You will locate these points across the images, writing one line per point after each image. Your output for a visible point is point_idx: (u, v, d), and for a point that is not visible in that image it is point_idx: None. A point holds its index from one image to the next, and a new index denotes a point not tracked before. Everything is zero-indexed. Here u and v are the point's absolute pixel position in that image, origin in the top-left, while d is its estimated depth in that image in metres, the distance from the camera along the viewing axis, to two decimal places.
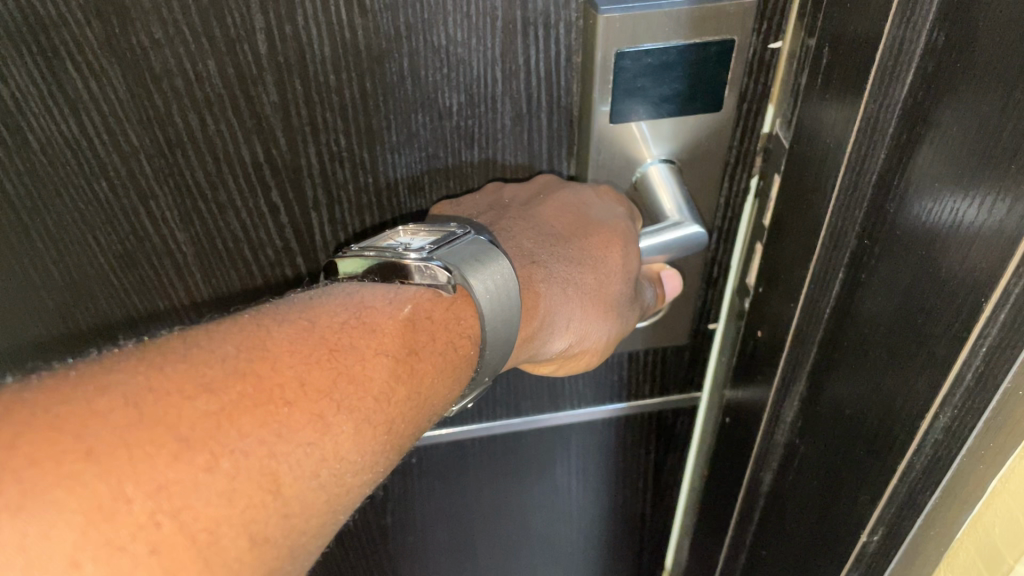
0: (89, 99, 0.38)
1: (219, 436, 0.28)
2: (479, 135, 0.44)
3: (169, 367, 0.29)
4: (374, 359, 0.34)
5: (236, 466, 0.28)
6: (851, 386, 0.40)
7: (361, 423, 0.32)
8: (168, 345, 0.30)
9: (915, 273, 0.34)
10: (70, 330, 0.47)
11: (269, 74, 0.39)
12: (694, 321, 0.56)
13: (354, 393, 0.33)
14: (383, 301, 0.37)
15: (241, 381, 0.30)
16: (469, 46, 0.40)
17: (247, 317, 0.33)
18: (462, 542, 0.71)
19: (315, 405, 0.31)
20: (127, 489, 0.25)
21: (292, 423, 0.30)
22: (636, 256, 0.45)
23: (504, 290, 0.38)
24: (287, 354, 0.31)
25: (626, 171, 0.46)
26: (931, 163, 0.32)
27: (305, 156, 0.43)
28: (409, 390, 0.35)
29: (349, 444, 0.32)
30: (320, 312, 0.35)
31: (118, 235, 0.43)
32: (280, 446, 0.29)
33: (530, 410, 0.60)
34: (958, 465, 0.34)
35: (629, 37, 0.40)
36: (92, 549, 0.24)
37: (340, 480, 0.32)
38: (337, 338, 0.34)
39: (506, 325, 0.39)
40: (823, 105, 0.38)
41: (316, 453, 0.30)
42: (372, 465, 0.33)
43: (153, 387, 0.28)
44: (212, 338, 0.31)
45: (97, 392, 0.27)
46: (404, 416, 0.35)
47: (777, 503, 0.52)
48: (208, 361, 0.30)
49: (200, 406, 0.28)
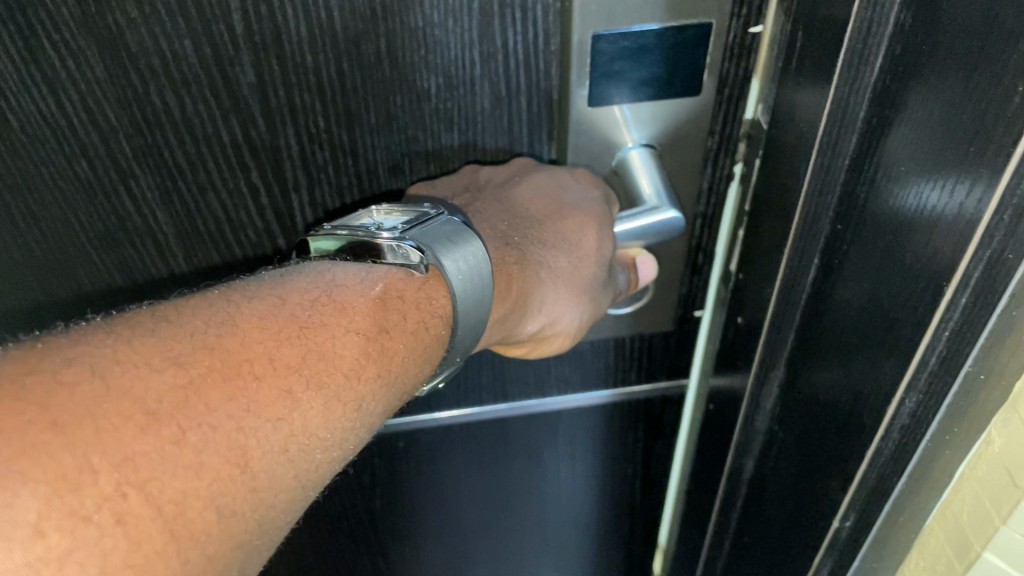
0: (68, 79, 0.38)
1: (186, 409, 0.28)
2: (459, 118, 0.44)
3: (136, 341, 0.29)
4: (345, 337, 0.34)
5: (203, 439, 0.28)
6: (825, 373, 0.40)
7: (331, 399, 0.33)
8: (135, 319, 0.31)
9: (883, 258, 0.34)
10: (50, 302, 0.47)
11: (247, 54, 0.39)
12: (679, 308, 0.55)
13: (325, 368, 0.33)
14: (355, 280, 0.37)
15: (209, 355, 0.30)
16: (446, 27, 0.40)
17: (216, 292, 0.34)
18: (452, 526, 0.71)
19: (283, 380, 0.31)
20: (93, 460, 0.25)
21: (260, 397, 0.30)
22: (612, 239, 0.46)
23: (475, 272, 0.38)
24: (255, 329, 0.32)
25: (606, 155, 0.46)
26: (900, 147, 0.32)
27: (284, 137, 0.43)
28: (380, 368, 0.35)
29: (318, 420, 0.32)
30: (291, 290, 0.35)
31: (100, 215, 0.44)
32: (248, 420, 0.30)
33: (517, 395, 0.60)
34: (922, 454, 0.35)
35: (605, 19, 0.39)
36: (56, 518, 0.24)
37: (309, 455, 0.32)
38: (307, 316, 0.34)
39: (476, 306, 0.39)
40: (796, 89, 0.38)
41: (284, 428, 0.31)
42: (342, 440, 0.33)
43: (119, 359, 0.28)
44: (180, 313, 0.31)
45: (63, 363, 0.27)
46: (375, 396, 0.35)
47: (758, 490, 0.52)
48: (175, 335, 0.30)
49: (166, 379, 0.28)
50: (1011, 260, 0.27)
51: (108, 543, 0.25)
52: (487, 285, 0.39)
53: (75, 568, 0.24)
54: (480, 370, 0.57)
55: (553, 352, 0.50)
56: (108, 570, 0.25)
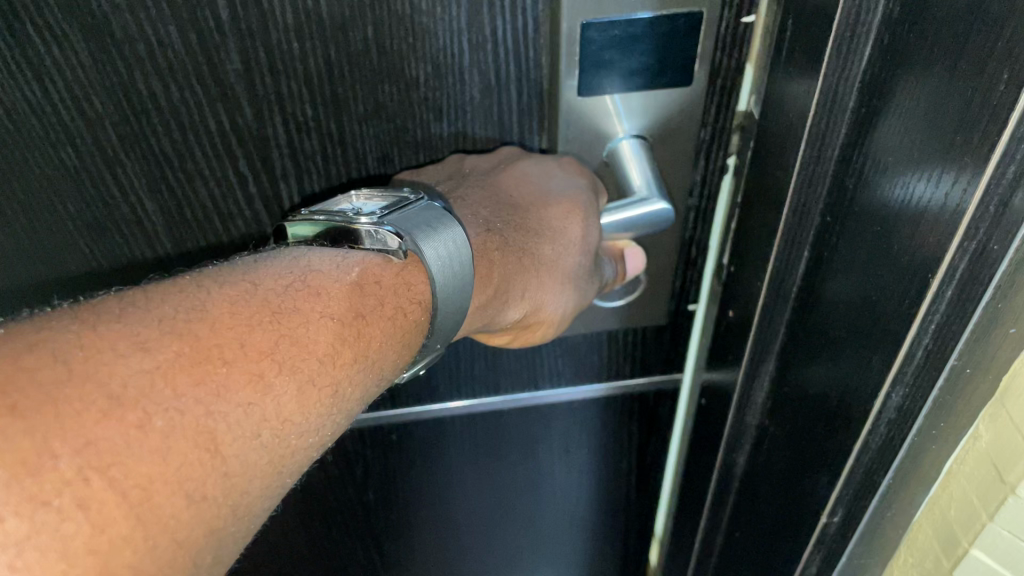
0: (51, 64, 0.38)
1: (152, 394, 0.28)
2: (447, 107, 0.44)
3: (103, 326, 0.29)
4: (319, 322, 0.34)
5: (171, 423, 0.28)
6: (817, 367, 0.39)
7: (305, 384, 0.32)
8: (105, 304, 0.30)
9: (871, 250, 0.33)
10: (34, 285, 0.46)
11: (232, 41, 0.39)
12: (672, 300, 0.55)
13: (299, 354, 0.33)
14: (330, 266, 0.36)
15: (177, 340, 0.29)
16: (434, 15, 0.40)
17: (190, 276, 0.33)
18: (445, 518, 0.71)
19: (255, 364, 0.31)
20: (53, 445, 0.25)
21: (230, 383, 0.30)
22: (597, 227, 0.46)
23: (454, 259, 0.38)
24: (229, 314, 0.32)
25: (596, 145, 0.46)
26: (888, 137, 0.31)
27: (271, 125, 0.42)
28: (356, 353, 0.35)
29: (293, 405, 0.32)
30: (264, 275, 0.34)
31: (86, 202, 0.43)
32: (218, 405, 0.29)
33: (509, 388, 0.60)
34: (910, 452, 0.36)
35: (595, 6, 0.39)
36: (13, 502, 0.23)
37: (283, 441, 0.32)
38: (279, 302, 0.33)
39: (457, 294, 0.39)
40: (787, 80, 0.37)
41: (256, 413, 0.30)
42: (318, 426, 0.33)
43: (85, 344, 0.27)
44: (151, 297, 0.31)
45: (27, 347, 0.26)
46: (352, 382, 0.35)
47: (751, 482, 0.52)
48: (145, 320, 0.30)
49: (134, 364, 0.28)
50: (994, 250, 0.28)
51: (68, 527, 0.24)
52: (467, 273, 0.39)
53: (34, 554, 0.24)
54: (471, 362, 0.57)
55: (538, 340, 0.50)
56: (68, 556, 0.24)
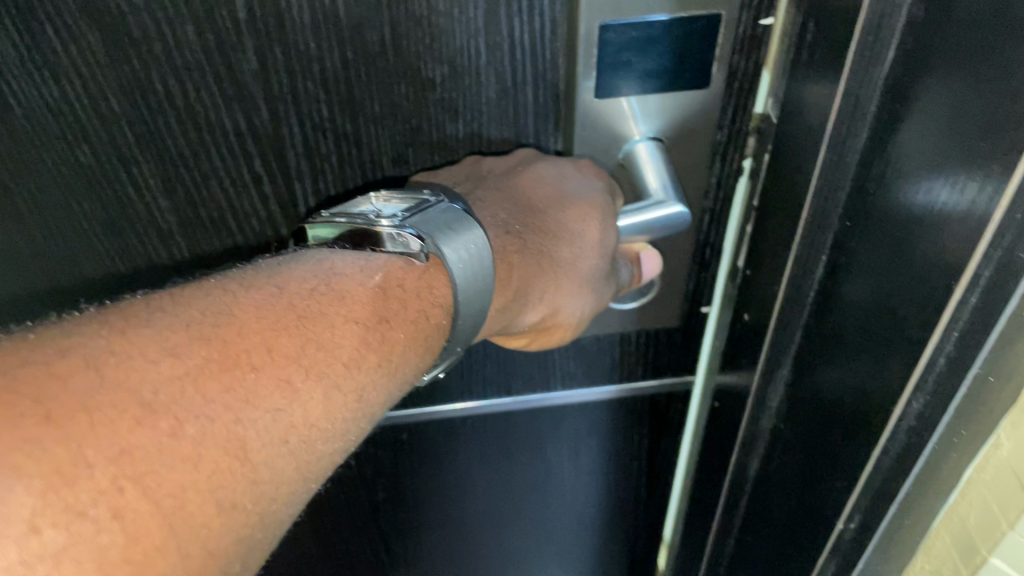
0: (69, 64, 0.38)
1: (183, 401, 0.28)
2: (464, 108, 0.43)
3: (132, 330, 0.29)
4: (344, 327, 0.34)
5: (201, 431, 0.28)
6: (833, 371, 0.39)
7: (331, 390, 0.32)
8: (132, 308, 0.30)
9: (893, 255, 0.33)
10: (53, 287, 0.47)
11: (249, 40, 0.39)
12: (687, 303, 0.55)
13: (322, 359, 0.33)
14: (354, 269, 0.36)
15: (205, 345, 0.29)
16: (451, 15, 0.39)
17: (213, 280, 0.33)
18: (455, 518, 0.71)
19: (282, 370, 0.31)
20: (88, 455, 0.25)
21: (259, 388, 0.30)
22: (614, 230, 0.46)
23: (476, 261, 0.38)
24: (254, 320, 0.32)
25: (613, 147, 0.45)
26: (911, 141, 0.31)
27: (287, 125, 0.42)
28: (380, 357, 0.35)
29: (319, 411, 0.32)
30: (287, 279, 0.34)
31: (101, 201, 0.43)
32: (247, 411, 0.29)
33: (521, 389, 0.60)
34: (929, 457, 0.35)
35: (612, 8, 0.39)
36: (51, 514, 0.23)
37: (310, 447, 0.31)
38: (305, 305, 0.33)
39: (478, 296, 0.39)
40: (806, 82, 0.37)
41: (283, 420, 0.30)
42: (343, 432, 0.33)
43: (114, 351, 0.27)
44: (178, 301, 0.31)
45: (59, 353, 0.27)
46: (375, 386, 0.34)
47: (761, 489, 0.51)
48: (172, 326, 0.29)
49: (164, 369, 0.28)
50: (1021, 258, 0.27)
51: (106, 538, 0.24)
52: (488, 276, 0.39)
53: (71, 566, 0.23)
54: (482, 363, 0.57)
55: (557, 343, 0.50)
56: (106, 567, 0.24)
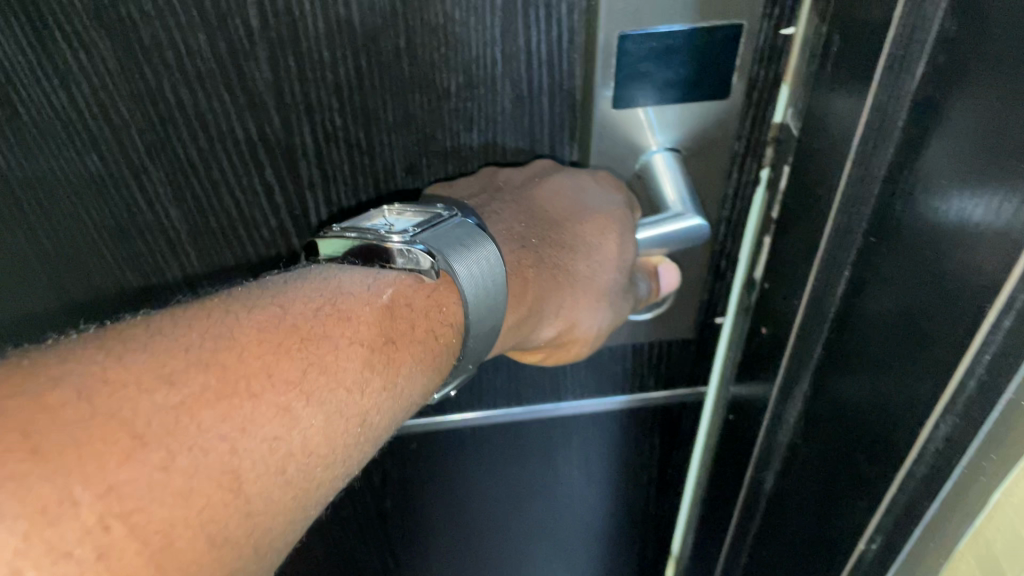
0: (79, 71, 0.37)
1: (176, 432, 0.27)
2: (478, 118, 0.43)
3: (128, 357, 0.28)
4: (349, 348, 0.34)
5: (195, 463, 0.27)
6: (854, 389, 0.38)
7: (333, 414, 0.32)
8: (130, 332, 0.30)
9: (920, 274, 0.32)
10: (64, 298, 0.46)
11: (262, 49, 0.38)
12: (700, 314, 0.54)
13: (325, 383, 0.32)
14: (361, 287, 0.36)
15: (203, 372, 0.29)
16: (467, 25, 0.39)
17: (216, 300, 0.33)
18: (462, 528, 0.70)
19: (282, 397, 0.30)
20: (76, 491, 0.24)
21: (257, 416, 0.29)
22: (633, 244, 0.45)
23: (487, 278, 0.38)
24: (255, 343, 0.31)
25: (630, 157, 0.45)
26: (939, 158, 0.30)
27: (299, 134, 0.42)
28: (384, 380, 0.34)
29: (318, 438, 0.31)
30: (293, 299, 0.34)
31: (110, 210, 0.43)
32: (243, 441, 0.29)
33: (531, 398, 0.59)
34: (956, 479, 0.33)
35: (632, 19, 0.38)
36: (34, 555, 0.23)
37: (309, 474, 0.31)
38: (309, 327, 0.33)
39: (489, 313, 0.38)
40: (831, 95, 0.36)
41: (281, 448, 0.30)
42: (344, 458, 0.33)
43: (109, 379, 0.27)
44: (177, 325, 0.30)
45: (50, 383, 0.26)
46: (378, 409, 0.34)
47: (777, 504, 0.50)
48: (171, 350, 0.29)
49: (158, 400, 0.27)
50: None
51: None
52: (499, 292, 0.39)
53: None
54: (493, 373, 0.56)
55: (575, 359, 0.49)
56: None
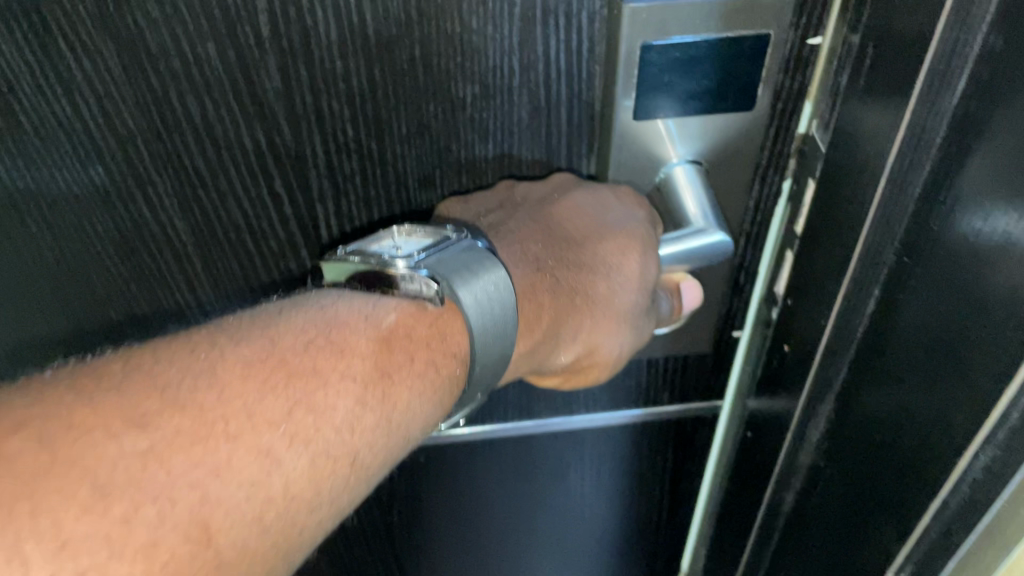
0: (84, 80, 0.36)
1: (143, 481, 0.25)
2: (494, 129, 0.42)
3: (99, 397, 0.27)
4: (341, 385, 0.31)
5: (161, 514, 0.25)
6: (884, 411, 0.37)
7: (318, 456, 0.30)
8: (107, 367, 0.28)
9: (960, 296, 0.31)
10: (72, 312, 0.45)
11: (272, 57, 0.37)
12: (718, 327, 0.53)
13: (312, 423, 0.30)
14: (358, 317, 0.34)
15: (178, 414, 0.27)
16: (484, 33, 0.38)
17: (201, 332, 0.31)
18: (471, 543, 0.68)
19: (262, 438, 0.28)
20: (25, 549, 0.23)
21: (233, 463, 0.27)
22: (655, 261, 0.43)
23: (494, 303, 0.36)
24: (238, 380, 0.29)
25: (650, 170, 0.44)
26: (980, 175, 0.29)
27: (310, 145, 0.40)
28: (378, 417, 0.32)
29: (302, 481, 0.29)
30: (284, 330, 0.32)
31: (115, 222, 0.41)
32: (215, 488, 0.27)
33: (543, 412, 0.57)
34: (990, 519, 0.31)
35: (656, 28, 0.37)
36: None
37: (292, 519, 0.29)
38: (298, 362, 0.31)
39: (497, 339, 0.36)
40: (864, 107, 0.35)
41: (258, 494, 0.28)
42: (331, 502, 0.30)
43: (75, 423, 0.26)
44: (159, 358, 0.29)
45: (13, 428, 0.25)
46: (371, 448, 0.32)
47: (797, 525, 0.49)
48: (146, 389, 0.28)
49: (126, 445, 0.26)
50: None
51: None
52: (508, 318, 0.37)
53: None
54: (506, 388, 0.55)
55: (594, 383, 0.47)
56: None
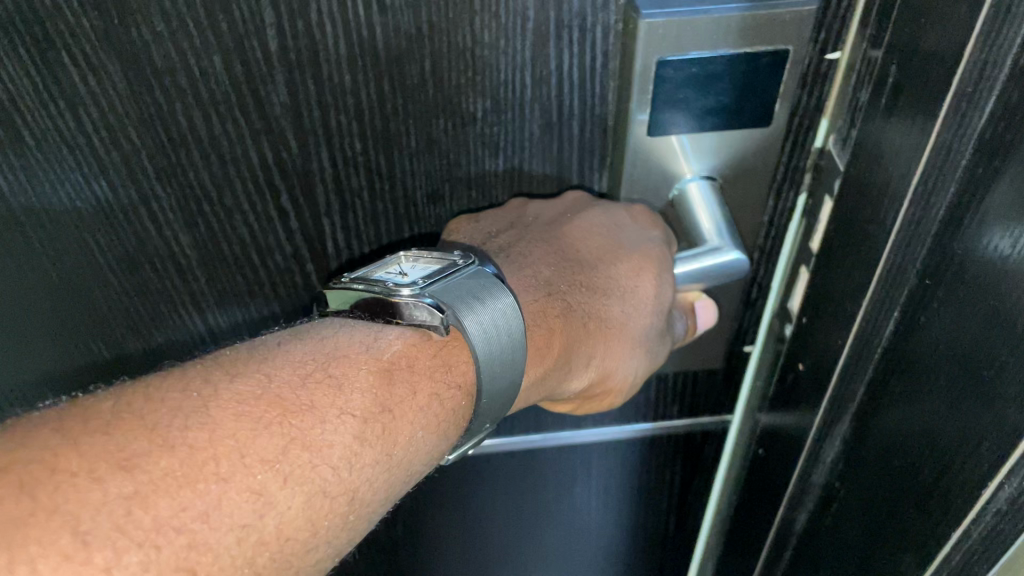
0: (89, 98, 0.35)
1: (128, 528, 0.24)
2: (504, 144, 0.41)
3: (84, 439, 0.25)
4: (339, 420, 0.30)
5: (145, 562, 0.23)
6: (902, 434, 0.36)
7: (314, 495, 0.28)
8: (94, 405, 0.27)
9: (986, 321, 0.29)
10: (72, 337, 0.43)
11: (280, 72, 0.36)
12: (729, 342, 0.52)
13: (308, 461, 0.28)
14: (358, 348, 0.33)
15: (168, 454, 0.26)
16: (496, 48, 0.37)
17: (196, 366, 0.30)
18: (476, 560, 0.66)
19: (255, 477, 0.27)
20: None
21: (223, 505, 0.26)
22: (671, 282, 0.43)
23: (501, 331, 0.35)
24: (231, 418, 0.28)
25: (663, 187, 0.43)
26: (1005, 197, 0.27)
27: (317, 160, 0.40)
28: (378, 453, 0.31)
29: (298, 520, 0.28)
30: (276, 364, 0.31)
31: (118, 239, 0.40)
32: (204, 533, 0.25)
33: (551, 426, 0.57)
34: (1012, 552, 0.30)
35: (673, 44, 0.36)
36: None
37: (287, 561, 0.28)
38: (294, 398, 0.30)
39: (505, 369, 0.35)
40: (887, 127, 0.34)
41: (251, 535, 0.26)
42: (329, 541, 0.29)
43: (56, 467, 0.24)
44: (152, 395, 0.28)
45: None
46: (371, 484, 0.31)
47: (810, 546, 0.48)
48: (135, 427, 0.26)
49: (111, 490, 0.24)
50: None
51: None
52: (516, 347, 0.35)
53: None
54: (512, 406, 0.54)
55: (608, 407, 0.47)
56: None
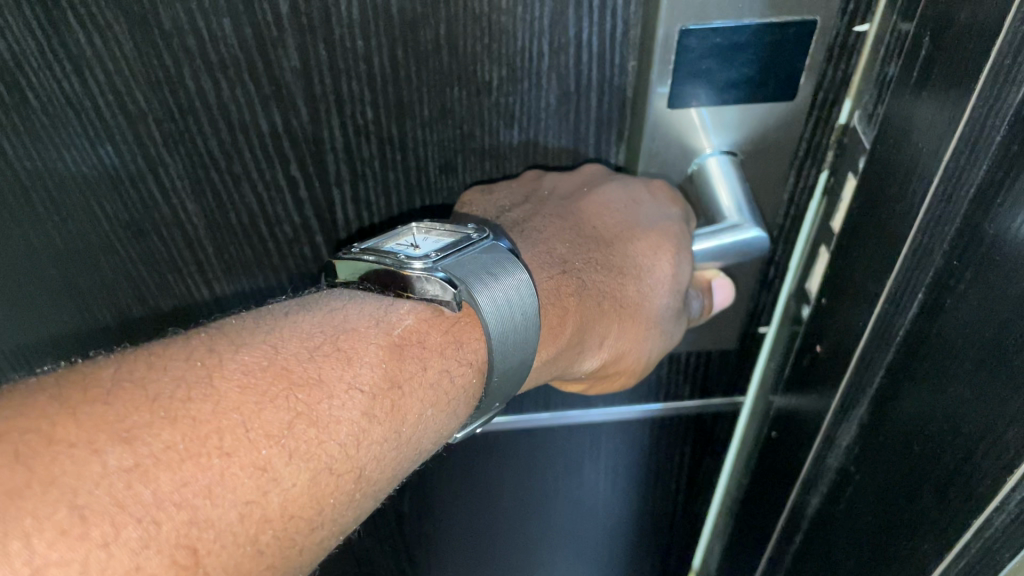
0: (94, 57, 0.34)
1: (127, 503, 0.23)
2: (520, 115, 0.40)
3: (84, 409, 0.24)
4: (347, 396, 0.29)
5: (144, 538, 0.23)
6: (923, 419, 0.35)
7: (320, 472, 0.28)
8: (95, 373, 0.26)
9: (1015, 305, 0.28)
10: (77, 304, 0.42)
11: (290, 36, 0.35)
12: (744, 323, 0.51)
13: (313, 438, 0.28)
14: (369, 322, 0.32)
15: (171, 427, 0.25)
16: (514, 14, 0.36)
17: (201, 335, 0.30)
18: (482, 538, 0.66)
19: (260, 453, 0.26)
20: None
21: (226, 480, 0.25)
22: (689, 261, 0.42)
23: (514, 308, 0.34)
24: (237, 391, 0.27)
25: (682, 162, 0.42)
26: None
27: (328, 129, 0.39)
28: (386, 430, 0.30)
29: (302, 498, 0.27)
30: (287, 335, 0.30)
31: (125, 204, 0.39)
32: (205, 510, 0.24)
33: (560, 405, 0.56)
34: None
35: (697, 12, 0.35)
36: None
37: (290, 539, 0.27)
38: (302, 370, 0.29)
39: (517, 348, 0.34)
40: (917, 102, 0.33)
41: (255, 512, 0.26)
42: (334, 518, 0.29)
43: (55, 438, 0.23)
44: (153, 365, 0.27)
45: None
46: (378, 462, 0.30)
47: (822, 531, 0.47)
48: (136, 398, 0.25)
49: (111, 462, 0.23)
50: None
51: None
52: (529, 325, 0.34)
53: None
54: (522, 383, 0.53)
55: (620, 388, 0.46)
56: None
